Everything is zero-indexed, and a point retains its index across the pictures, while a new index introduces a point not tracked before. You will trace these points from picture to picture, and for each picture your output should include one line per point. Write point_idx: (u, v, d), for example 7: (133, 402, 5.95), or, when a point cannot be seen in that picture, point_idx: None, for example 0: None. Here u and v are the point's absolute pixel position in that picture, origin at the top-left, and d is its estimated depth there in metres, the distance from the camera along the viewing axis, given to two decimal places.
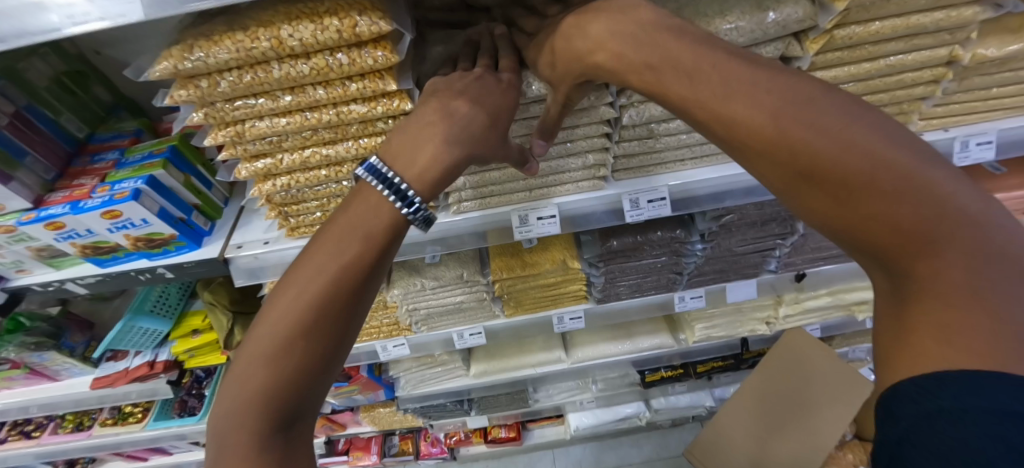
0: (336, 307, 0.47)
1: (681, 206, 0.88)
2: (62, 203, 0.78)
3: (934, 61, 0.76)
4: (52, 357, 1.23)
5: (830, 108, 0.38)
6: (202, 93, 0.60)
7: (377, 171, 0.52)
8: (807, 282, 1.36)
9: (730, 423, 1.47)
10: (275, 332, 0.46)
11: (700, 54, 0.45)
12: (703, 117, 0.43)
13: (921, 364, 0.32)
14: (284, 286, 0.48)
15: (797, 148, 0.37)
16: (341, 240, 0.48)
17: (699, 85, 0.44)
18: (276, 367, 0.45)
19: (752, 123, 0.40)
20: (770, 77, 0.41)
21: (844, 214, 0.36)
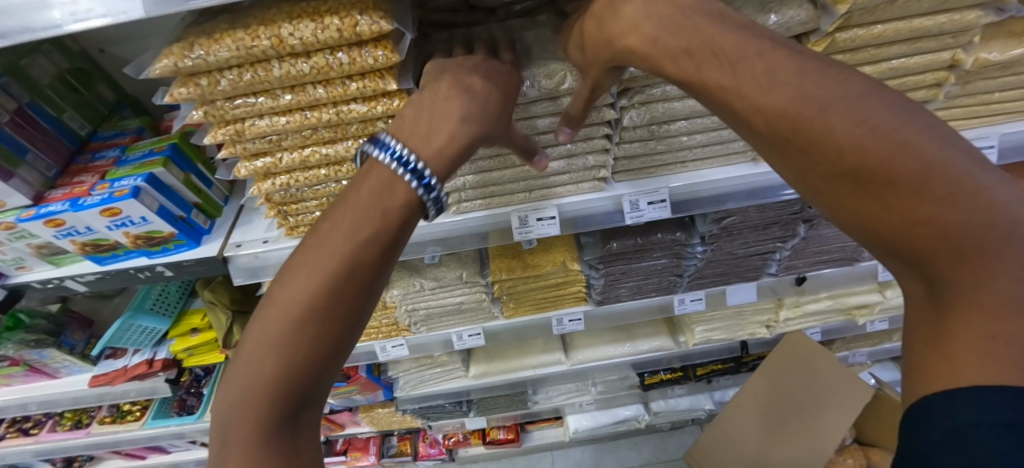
0: (352, 286, 0.44)
1: (681, 208, 0.87)
2: (62, 200, 0.78)
3: (936, 64, 0.76)
4: (52, 354, 1.23)
5: (879, 105, 0.37)
6: (203, 91, 0.60)
7: (387, 146, 0.51)
8: (807, 286, 1.34)
9: (734, 425, 1.45)
10: (284, 314, 0.43)
11: (744, 42, 0.45)
12: (740, 106, 0.43)
13: (959, 376, 0.31)
14: (292, 265, 0.46)
15: (840, 144, 0.37)
16: (355, 218, 0.46)
17: (739, 74, 0.43)
18: (287, 351, 0.43)
19: (794, 115, 0.39)
20: (816, 69, 0.40)
21: (885, 215, 0.35)
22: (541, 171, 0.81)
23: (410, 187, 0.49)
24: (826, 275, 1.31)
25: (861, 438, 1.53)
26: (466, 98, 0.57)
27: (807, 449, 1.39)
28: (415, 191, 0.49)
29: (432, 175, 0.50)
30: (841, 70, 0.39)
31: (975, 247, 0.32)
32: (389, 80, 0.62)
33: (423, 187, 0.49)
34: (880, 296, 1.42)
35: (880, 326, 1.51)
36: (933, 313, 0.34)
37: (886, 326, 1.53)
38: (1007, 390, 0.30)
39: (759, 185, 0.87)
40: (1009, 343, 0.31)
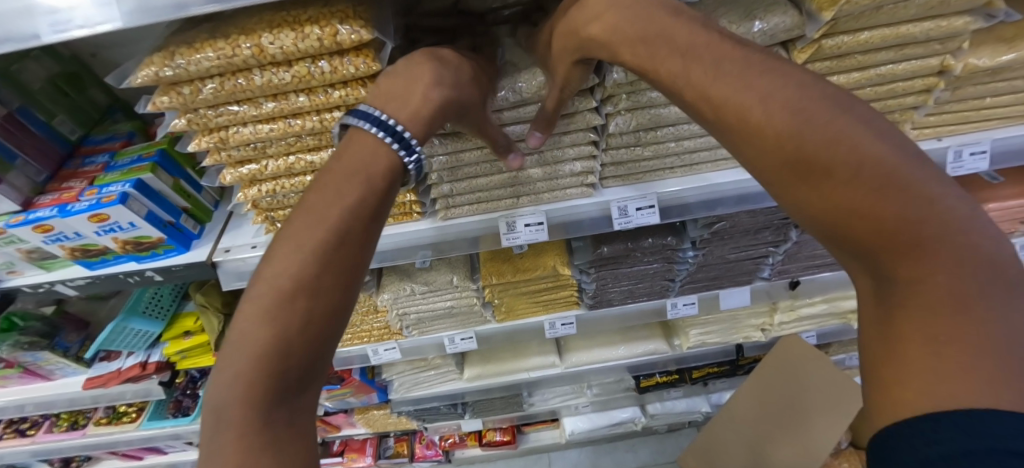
0: (341, 251, 0.46)
1: (671, 214, 0.87)
2: (50, 206, 0.78)
3: (925, 70, 0.75)
4: (46, 356, 1.23)
5: (823, 102, 0.38)
6: (185, 99, 0.60)
7: (365, 115, 0.54)
8: (801, 289, 1.31)
9: (725, 429, 1.46)
10: (276, 287, 0.43)
11: (698, 37, 0.47)
12: (694, 97, 0.45)
13: (906, 375, 0.32)
14: (277, 244, 0.46)
15: (785, 137, 0.38)
16: (337, 189, 0.48)
17: (695, 69, 0.46)
18: (281, 321, 0.42)
19: (743, 108, 0.41)
20: (770, 69, 0.42)
21: (829, 209, 0.36)
22: (527, 176, 0.81)
23: (392, 150, 0.52)
24: (823, 278, 1.28)
25: None
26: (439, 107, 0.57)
27: (801, 448, 1.36)
28: (397, 154, 0.53)
29: (412, 138, 0.54)
30: (787, 68, 0.41)
31: (914, 240, 0.33)
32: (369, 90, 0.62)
33: (404, 150, 0.53)
34: None
35: None
36: (879, 304, 0.36)
37: None
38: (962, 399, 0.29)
39: (750, 191, 0.87)
40: (947, 338, 0.32)
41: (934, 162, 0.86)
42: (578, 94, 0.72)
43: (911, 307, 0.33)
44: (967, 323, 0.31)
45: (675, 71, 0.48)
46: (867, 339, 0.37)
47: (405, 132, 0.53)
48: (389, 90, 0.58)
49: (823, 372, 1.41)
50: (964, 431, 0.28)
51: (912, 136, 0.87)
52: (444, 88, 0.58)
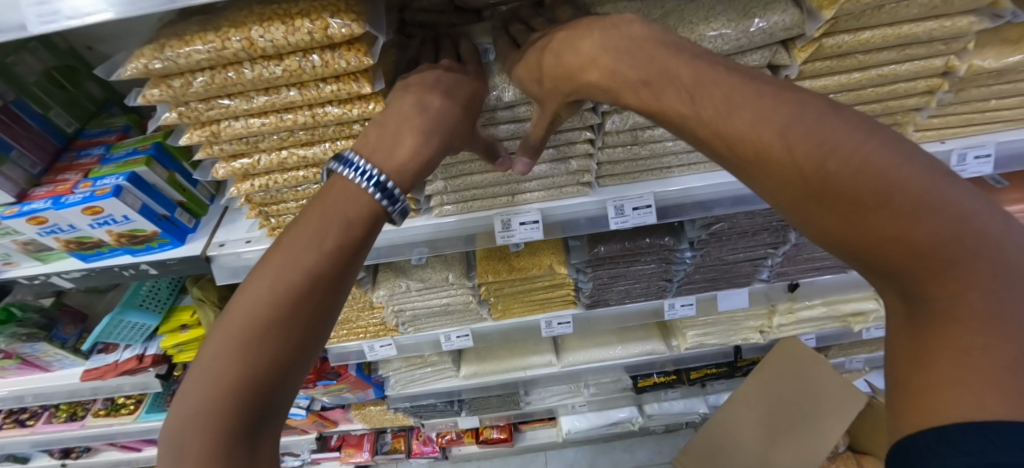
0: (318, 294, 0.47)
1: (667, 214, 0.87)
2: (44, 198, 0.78)
3: (928, 71, 0.74)
4: (44, 348, 1.24)
5: (839, 122, 0.37)
6: (176, 92, 0.60)
7: (350, 162, 0.54)
8: (801, 292, 1.30)
9: (722, 431, 1.40)
10: (248, 327, 0.44)
11: (699, 70, 0.47)
12: (705, 134, 0.44)
13: (934, 396, 0.31)
14: (252, 280, 0.47)
15: (803, 163, 0.37)
16: (319, 230, 0.48)
17: (702, 105, 0.45)
18: (248, 361, 0.43)
19: (755, 139, 0.40)
20: (779, 94, 0.41)
21: (858, 234, 0.35)
22: (522, 175, 0.81)
23: (376, 201, 0.52)
24: (822, 281, 1.28)
25: (854, 445, 1.51)
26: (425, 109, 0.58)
27: (801, 455, 1.32)
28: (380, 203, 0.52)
29: (396, 189, 0.53)
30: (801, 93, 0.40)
31: (947, 260, 0.31)
32: (358, 84, 0.61)
33: (387, 200, 0.52)
34: (875, 304, 1.41)
35: (876, 333, 1.53)
36: (913, 329, 0.34)
37: (881, 333, 1.54)
38: (997, 420, 0.28)
39: (745, 192, 0.86)
40: (985, 356, 0.30)
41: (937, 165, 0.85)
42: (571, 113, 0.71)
43: (953, 329, 0.31)
44: (1001, 340, 0.29)
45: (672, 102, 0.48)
46: (897, 364, 0.35)
47: (389, 184, 0.52)
48: None
49: (826, 373, 1.39)
50: (991, 443, 0.27)
51: (915, 138, 0.86)
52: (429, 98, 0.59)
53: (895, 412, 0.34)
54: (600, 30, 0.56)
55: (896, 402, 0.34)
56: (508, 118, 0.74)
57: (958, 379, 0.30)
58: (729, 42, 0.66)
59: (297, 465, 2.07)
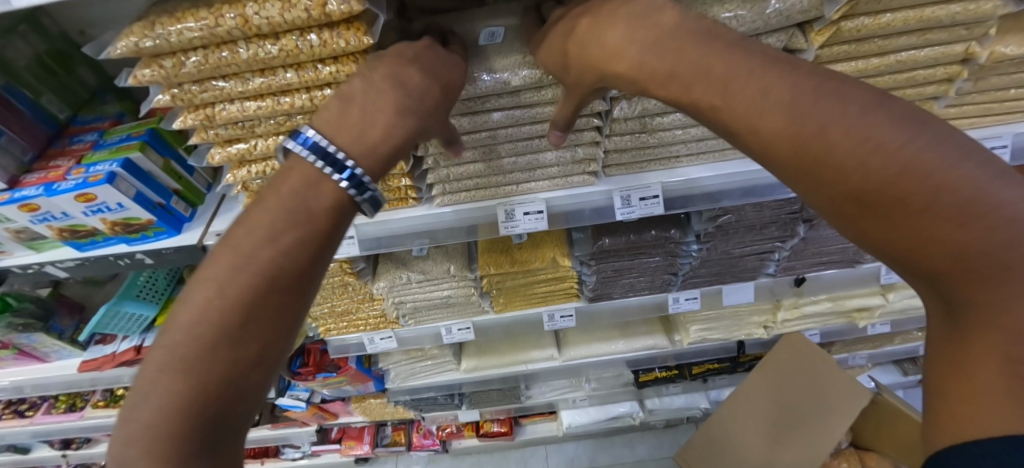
0: (273, 302, 0.44)
1: (676, 205, 0.85)
2: (36, 185, 0.76)
3: (948, 58, 0.71)
4: (41, 339, 1.22)
5: (886, 120, 0.36)
6: (168, 73, 0.58)
7: (313, 143, 0.49)
8: (807, 287, 1.29)
9: (724, 427, 1.37)
10: (197, 340, 0.41)
11: (731, 60, 0.43)
12: (737, 130, 0.42)
13: (976, 399, 0.32)
14: (195, 287, 0.44)
15: (847, 166, 0.36)
16: (267, 230, 0.44)
17: (734, 98, 0.42)
18: (201, 377, 0.41)
19: (795, 139, 0.38)
20: (813, 88, 0.39)
21: (900, 240, 0.34)
22: (528, 163, 0.79)
23: (343, 190, 0.49)
24: (829, 275, 1.26)
25: (856, 442, 1.50)
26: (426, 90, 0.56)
27: (809, 448, 1.29)
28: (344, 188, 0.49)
29: (365, 175, 0.49)
30: (842, 87, 0.38)
31: (992, 267, 0.32)
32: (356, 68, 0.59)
33: (355, 188, 0.49)
34: (882, 299, 1.39)
35: (881, 328, 1.51)
36: (952, 330, 0.35)
37: (886, 329, 1.53)
38: None
39: (755, 183, 0.84)
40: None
41: None
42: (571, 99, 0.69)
43: (993, 338, 0.32)
44: None
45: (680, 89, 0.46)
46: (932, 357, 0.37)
47: (351, 168, 0.48)
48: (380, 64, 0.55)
49: (830, 371, 1.35)
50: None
51: None
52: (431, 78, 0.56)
53: (932, 406, 0.36)
54: (609, 9, 0.54)
55: (933, 396, 0.36)
56: (512, 103, 0.71)
57: (990, 382, 0.31)
58: (744, 25, 0.64)
59: (297, 458, 2.07)
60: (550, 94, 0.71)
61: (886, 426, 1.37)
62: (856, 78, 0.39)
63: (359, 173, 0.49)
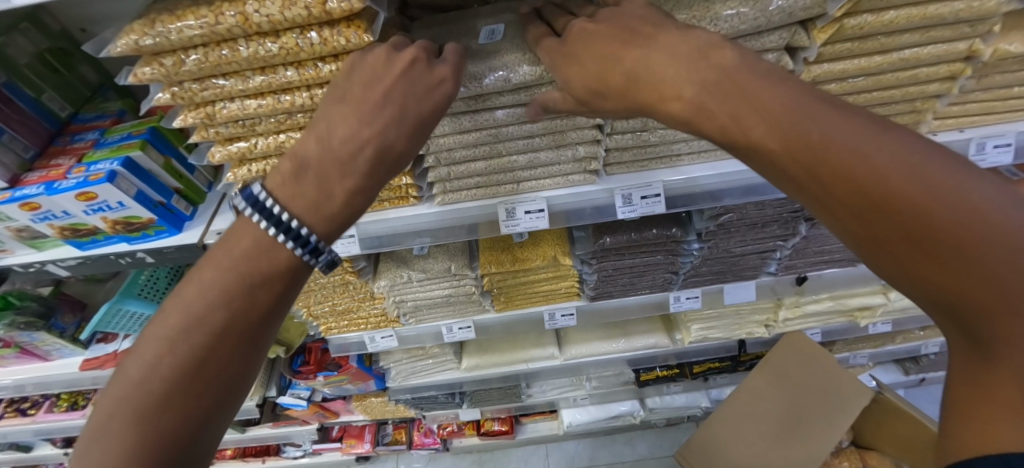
0: (223, 354, 0.48)
1: (678, 203, 0.84)
2: (37, 183, 0.76)
3: (951, 55, 0.71)
4: (43, 337, 1.22)
5: (941, 167, 0.38)
6: (168, 71, 0.58)
7: (259, 202, 0.49)
8: (808, 285, 1.28)
9: (723, 428, 1.36)
10: (146, 391, 0.46)
11: (784, 94, 0.43)
12: (792, 166, 0.42)
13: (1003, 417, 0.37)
14: (150, 337, 0.48)
15: (908, 210, 0.38)
16: (216, 289, 0.48)
17: (794, 134, 0.42)
18: (149, 427, 0.45)
19: (857, 180, 0.39)
20: (854, 124, 0.41)
21: (940, 272, 0.38)
22: (529, 161, 0.79)
23: (299, 255, 0.50)
24: (830, 274, 1.26)
25: (857, 441, 1.50)
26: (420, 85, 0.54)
27: (807, 451, 1.29)
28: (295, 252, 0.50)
29: (318, 239, 0.50)
30: (895, 132, 0.40)
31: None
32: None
33: (309, 253, 0.50)
34: (883, 299, 1.39)
35: (882, 327, 1.51)
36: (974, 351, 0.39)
37: (888, 328, 1.52)
38: None
39: (757, 181, 0.84)
40: None
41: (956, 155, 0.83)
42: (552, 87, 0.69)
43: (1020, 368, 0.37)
44: None
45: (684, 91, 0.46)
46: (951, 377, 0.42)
47: (301, 236, 0.48)
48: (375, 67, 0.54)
49: (830, 371, 1.35)
50: None
51: (933, 126, 0.84)
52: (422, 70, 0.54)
53: (954, 421, 0.41)
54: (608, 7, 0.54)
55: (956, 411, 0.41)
56: (513, 99, 0.71)
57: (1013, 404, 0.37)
58: (746, 22, 0.64)
59: (298, 456, 2.07)
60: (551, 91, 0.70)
61: (886, 425, 1.36)
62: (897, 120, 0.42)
63: (310, 240, 0.49)
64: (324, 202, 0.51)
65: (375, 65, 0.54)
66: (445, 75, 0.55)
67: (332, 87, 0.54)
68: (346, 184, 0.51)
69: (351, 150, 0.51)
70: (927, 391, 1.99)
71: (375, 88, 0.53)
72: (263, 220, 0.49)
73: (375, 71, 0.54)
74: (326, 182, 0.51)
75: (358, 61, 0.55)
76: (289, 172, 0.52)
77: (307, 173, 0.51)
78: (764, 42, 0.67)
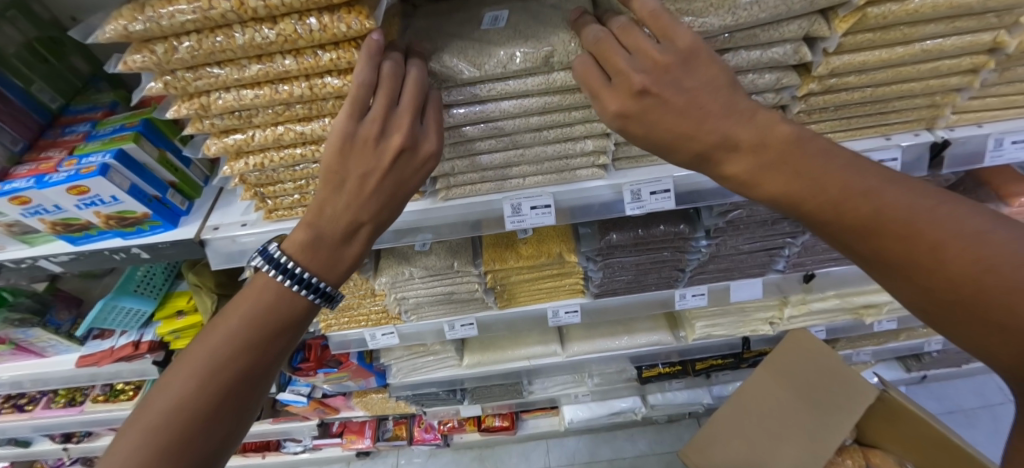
0: (241, 393, 0.56)
1: (688, 199, 0.82)
2: (26, 177, 0.74)
3: (975, 47, 0.68)
4: (38, 333, 1.20)
5: (963, 213, 0.40)
6: (159, 59, 0.55)
7: (275, 258, 0.57)
8: (815, 284, 1.25)
9: (721, 448, 1.30)
10: (174, 422, 0.52)
11: (805, 150, 0.46)
12: (821, 215, 0.45)
13: None
14: (174, 375, 0.54)
15: (934, 251, 0.40)
16: (243, 335, 0.56)
17: (817, 186, 0.45)
18: (171, 458, 0.51)
19: (881, 225, 0.42)
20: (869, 173, 0.45)
21: (968, 309, 0.39)
22: (535, 155, 0.76)
23: (312, 299, 0.58)
24: (838, 272, 1.22)
25: (860, 439, 1.48)
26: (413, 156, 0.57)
27: (808, 450, 1.25)
28: (310, 298, 0.58)
29: (329, 286, 0.59)
30: (912, 182, 0.43)
31: None
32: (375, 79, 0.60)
33: (322, 298, 0.59)
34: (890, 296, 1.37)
35: (888, 325, 1.49)
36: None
37: (893, 326, 1.50)
38: None
39: None
40: None
41: (974, 151, 0.81)
42: (554, 97, 0.70)
43: None
44: None
45: (738, 171, 0.49)
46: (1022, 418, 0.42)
47: (315, 282, 0.57)
48: (367, 143, 0.55)
49: (832, 368, 1.32)
50: None
51: (951, 121, 0.81)
52: (417, 140, 0.57)
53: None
54: None
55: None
56: (520, 90, 0.68)
57: None
58: (765, 11, 0.61)
59: (298, 452, 2.06)
60: (557, 79, 0.67)
61: (894, 426, 1.34)
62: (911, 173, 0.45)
63: (323, 285, 0.58)
64: (336, 264, 0.59)
65: (365, 151, 0.55)
66: (431, 151, 0.58)
67: (327, 170, 0.55)
68: (352, 250, 0.60)
69: (353, 228, 0.58)
70: (929, 389, 1.97)
71: (369, 181, 0.56)
72: (281, 275, 0.57)
73: (367, 165, 0.55)
74: (334, 251, 0.59)
75: (349, 141, 0.55)
76: (305, 242, 0.58)
77: (320, 245, 0.58)
78: (784, 32, 0.65)
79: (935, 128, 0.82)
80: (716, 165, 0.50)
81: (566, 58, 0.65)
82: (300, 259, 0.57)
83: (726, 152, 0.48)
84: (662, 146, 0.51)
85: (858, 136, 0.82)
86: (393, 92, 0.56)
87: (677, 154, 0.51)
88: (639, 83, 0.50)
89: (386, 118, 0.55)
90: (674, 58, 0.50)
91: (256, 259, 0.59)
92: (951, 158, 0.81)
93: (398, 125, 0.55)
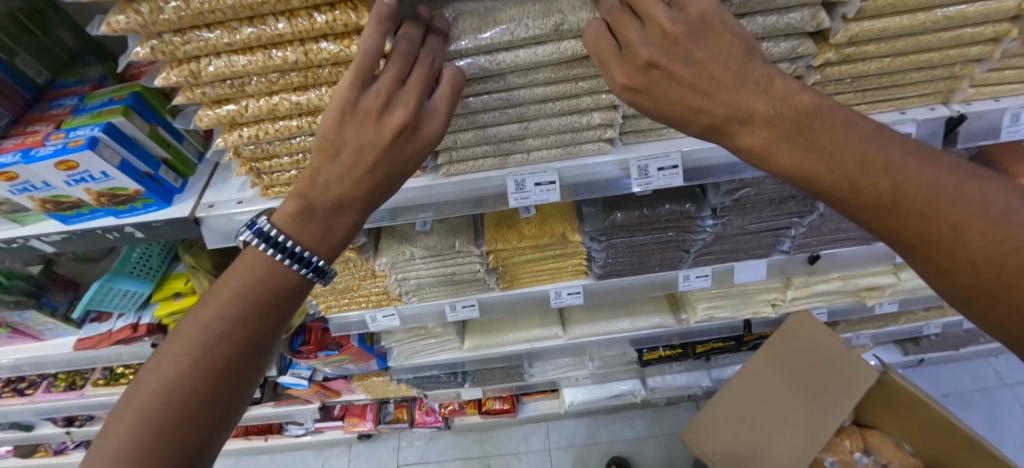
0: (233, 375, 0.55)
1: (694, 176, 0.80)
2: (13, 152, 0.71)
3: (999, 14, 0.65)
4: (34, 316, 1.18)
5: (990, 192, 0.39)
6: (145, 20, 0.52)
7: (263, 230, 0.56)
8: (819, 265, 1.24)
9: (722, 439, 1.28)
10: (168, 403, 0.51)
11: (827, 124, 0.44)
12: (837, 193, 0.43)
13: None
14: (168, 355, 0.54)
15: (959, 233, 0.39)
16: (236, 311, 0.55)
17: (834, 162, 0.43)
18: (162, 445, 0.50)
19: (905, 204, 0.40)
20: (892, 148, 0.42)
21: (988, 289, 0.39)
22: (541, 128, 0.74)
23: (303, 274, 0.57)
24: (843, 253, 1.21)
25: (860, 420, 1.48)
26: (411, 138, 0.55)
27: (809, 435, 1.25)
28: (301, 272, 0.57)
29: (320, 260, 0.57)
30: (937, 158, 0.41)
31: None
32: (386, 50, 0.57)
33: (314, 273, 0.57)
34: (894, 278, 1.36)
35: (889, 308, 1.48)
36: None
37: (895, 308, 1.49)
38: None
39: None
40: None
41: (990, 126, 0.79)
42: (558, 67, 0.67)
43: None
44: None
45: (752, 143, 0.47)
46: None
47: (304, 255, 0.56)
48: (368, 117, 0.52)
49: (834, 349, 1.30)
50: None
51: (968, 95, 0.79)
52: (419, 121, 0.54)
53: None
54: None
55: None
56: (528, 60, 0.65)
57: None
58: None
59: (300, 435, 2.06)
60: (568, 49, 0.64)
61: (895, 408, 1.33)
62: (936, 147, 0.43)
63: (314, 259, 0.56)
64: (327, 235, 0.58)
65: (365, 125, 0.53)
66: (433, 135, 0.56)
67: (323, 137, 0.53)
68: (345, 221, 0.58)
69: (346, 198, 0.56)
70: (927, 372, 1.97)
71: (365, 155, 0.54)
72: (273, 250, 0.56)
73: (365, 136, 0.53)
74: (326, 221, 0.57)
75: (350, 110, 0.52)
76: (295, 213, 0.56)
77: (312, 215, 0.57)
78: None
79: (951, 102, 0.79)
80: (729, 136, 0.48)
81: (578, 26, 0.62)
82: (287, 227, 0.56)
83: (739, 124, 0.47)
84: (671, 120, 0.50)
85: (872, 109, 0.80)
86: (400, 73, 0.54)
87: (687, 127, 0.50)
88: (646, 57, 0.48)
89: (390, 95, 0.53)
90: (684, 26, 0.47)
91: (246, 233, 0.58)
92: (966, 133, 0.79)
93: (403, 102, 0.53)
